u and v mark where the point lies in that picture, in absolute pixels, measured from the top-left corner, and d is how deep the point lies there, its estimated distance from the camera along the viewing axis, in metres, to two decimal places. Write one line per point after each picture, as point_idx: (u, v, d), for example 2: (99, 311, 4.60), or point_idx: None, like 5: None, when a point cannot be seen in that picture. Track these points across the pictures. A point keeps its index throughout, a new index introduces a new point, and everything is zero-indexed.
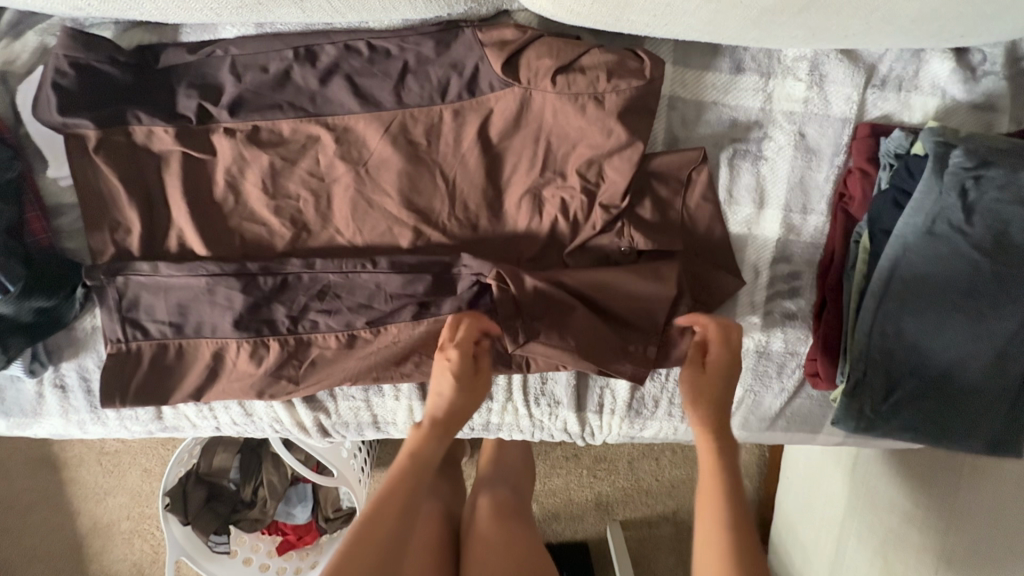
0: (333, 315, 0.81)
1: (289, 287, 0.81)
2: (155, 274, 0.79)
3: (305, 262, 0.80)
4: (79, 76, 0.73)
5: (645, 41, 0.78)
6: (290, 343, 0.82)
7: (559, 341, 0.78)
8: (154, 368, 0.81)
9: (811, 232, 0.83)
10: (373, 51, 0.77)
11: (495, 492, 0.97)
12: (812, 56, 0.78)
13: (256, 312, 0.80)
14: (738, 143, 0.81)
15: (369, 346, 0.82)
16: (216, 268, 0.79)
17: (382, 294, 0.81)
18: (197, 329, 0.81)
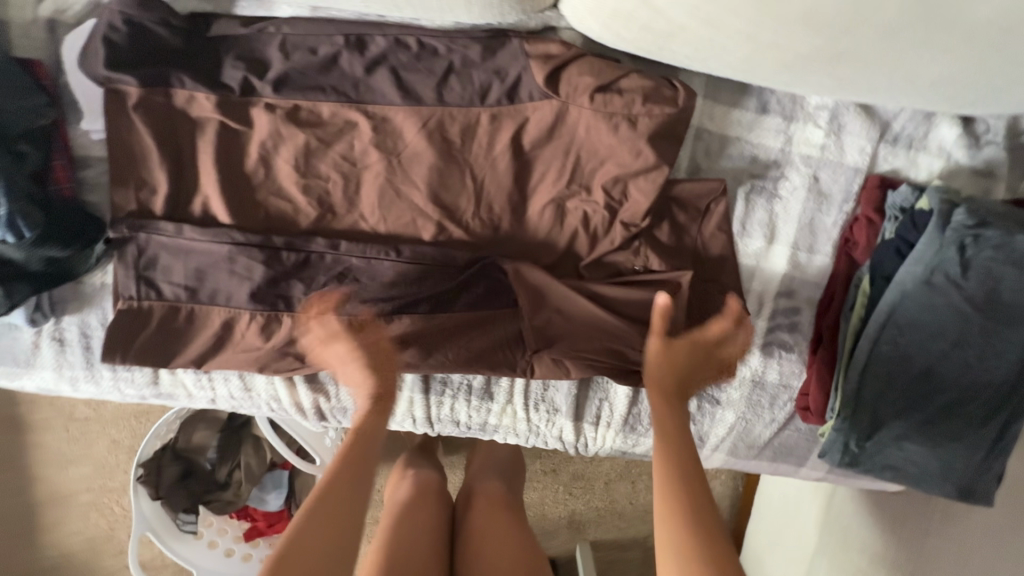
0: (349, 298, 0.83)
1: (310, 265, 0.82)
2: (178, 235, 0.79)
3: (330, 244, 0.82)
4: (131, 34, 0.73)
5: (681, 71, 0.82)
6: (304, 321, 0.82)
7: (574, 349, 0.85)
8: (162, 329, 0.81)
9: (815, 271, 0.88)
10: (422, 48, 0.80)
11: (490, 489, 1.07)
12: (833, 106, 0.82)
13: (274, 286, 0.82)
14: (756, 179, 0.85)
15: (380, 333, 0.83)
16: (242, 238, 0.80)
17: (401, 283, 0.83)
18: (211, 296, 0.81)
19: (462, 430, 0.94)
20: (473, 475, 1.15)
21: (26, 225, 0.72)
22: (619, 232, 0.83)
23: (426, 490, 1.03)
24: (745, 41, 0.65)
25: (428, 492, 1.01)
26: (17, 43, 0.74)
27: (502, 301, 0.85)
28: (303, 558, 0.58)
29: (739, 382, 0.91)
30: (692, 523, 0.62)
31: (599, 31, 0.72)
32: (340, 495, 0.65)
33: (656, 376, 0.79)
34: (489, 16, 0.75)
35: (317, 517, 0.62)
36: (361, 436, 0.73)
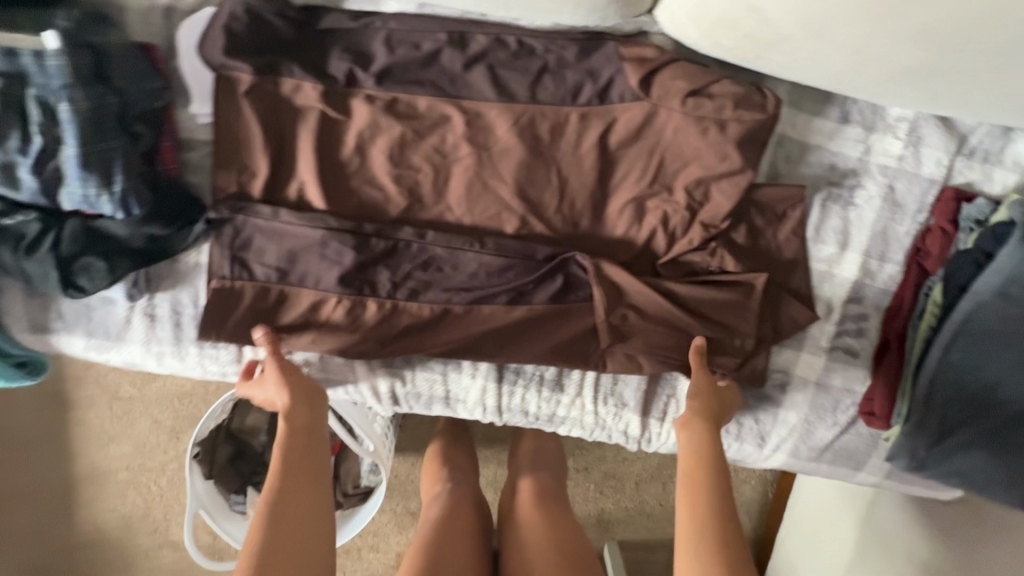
0: (432, 286, 0.85)
1: (396, 252, 0.85)
2: (274, 218, 0.82)
3: (417, 233, 0.84)
4: (249, 23, 0.77)
5: (767, 78, 0.84)
6: (387, 307, 0.84)
7: (648, 346, 0.87)
8: (253, 309, 0.84)
9: (885, 279, 0.90)
10: (519, 47, 0.83)
11: (538, 478, 1.13)
12: (913, 118, 0.84)
13: (361, 271, 0.84)
14: (833, 186, 0.87)
15: (461, 322, 0.86)
16: (334, 223, 0.82)
17: (483, 273, 0.85)
18: (301, 278, 0.83)
19: (529, 420, 0.96)
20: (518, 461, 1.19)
21: (138, 203, 0.75)
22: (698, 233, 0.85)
23: (460, 500, 1.12)
24: (846, 55, 0.67)
25: (459, 505, 1.10)
26: (135, 28, 0.78)
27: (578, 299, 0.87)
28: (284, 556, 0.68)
29: (803, 384, 0.93)
30: (723, 546, 0.71)
31: (697, 36, 0.75)
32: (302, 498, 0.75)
33: (702, 403, 0.84)
34: (591, 19, 0.78)
35: (280, 516, 0.72)
36: (300, 429, 0.81)
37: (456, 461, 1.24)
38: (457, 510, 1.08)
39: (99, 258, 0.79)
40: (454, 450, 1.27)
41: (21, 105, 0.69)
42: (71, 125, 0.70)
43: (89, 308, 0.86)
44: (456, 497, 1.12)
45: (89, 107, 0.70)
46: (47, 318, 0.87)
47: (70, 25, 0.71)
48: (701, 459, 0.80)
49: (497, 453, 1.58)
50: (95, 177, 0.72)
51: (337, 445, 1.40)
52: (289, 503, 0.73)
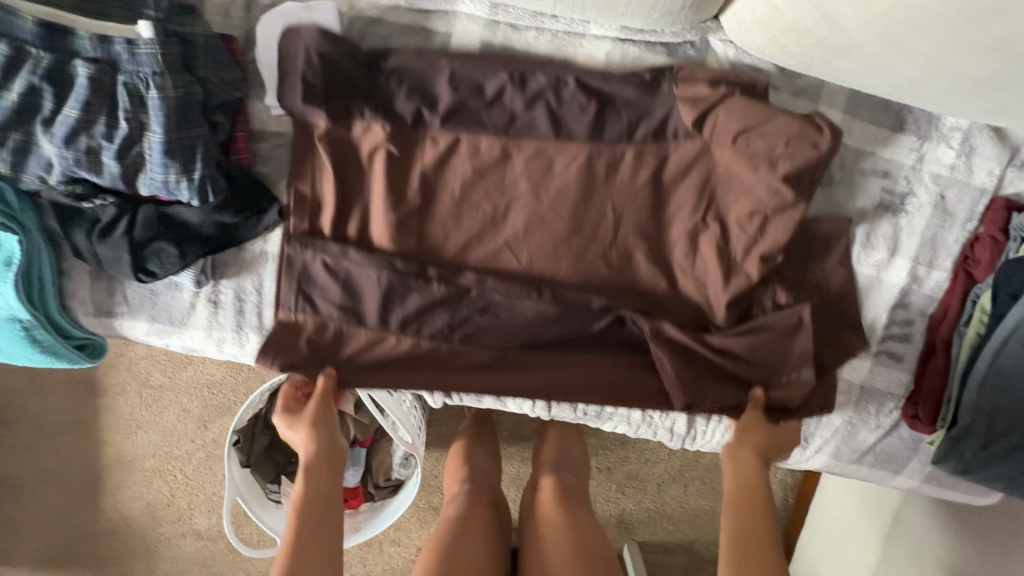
0: (488, 331, 0.88)
1: (456, 297, 0.87)
2: (342, 257, 0.84)
3: (475, 279, 0.86)
4: (329, 20, 0.80)
5: (827, 85, 0.86)
6: (444, 348, 0.87)
7: (699, 396, 0.88)
8: (314, 330, 0.86)
9: (931, 286, 0.92)
10: (587, 47, 0.84)
11: (559, 475, 1.14)
12: (967, 128, 0.86)
13: (421, 314, 0.86)
14: (886, 193, 0.89)
15: (513, 364, 0.89)
16: (399, 266, 0.85)
17: (538, 323, 0.88)
18: (362, 315, 0.86)
19: (577, 415, 0.98)
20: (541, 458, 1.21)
21: (213, 190, 0.77)
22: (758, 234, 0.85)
23: (474, 500, 1.12)
24: (918, 64, 0.69)
25: (476, 506, 1.10)
26: (214, 19, 0.80)
27: (630, 349, 0.90)
28: None
29: (847, 388, 0.95)
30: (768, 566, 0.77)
31: (764, 44, 0.78)
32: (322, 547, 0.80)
33: (755, 437, 0.88)
34: (662, 23, 0.80)
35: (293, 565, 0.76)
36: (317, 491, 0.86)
37: (476, 458, 1.25)
38: (473, 510, 1.09)
39: (170, 244, 0.81)
40: (476, 448, 1.27)
41: (113, 92, 0.72)
42: (158, 112, 0.72)
43: (154, 294, 0.88)
44: (474, 498, 1.13)
45: (177, 94, 0.72)
46: (112, 302, 0.88)
47: (160, 15, 0.73)
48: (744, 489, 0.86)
49: (522, 450, 1.56)
50: (177, 163, 0.74)
51: (368, 439, 1.41)
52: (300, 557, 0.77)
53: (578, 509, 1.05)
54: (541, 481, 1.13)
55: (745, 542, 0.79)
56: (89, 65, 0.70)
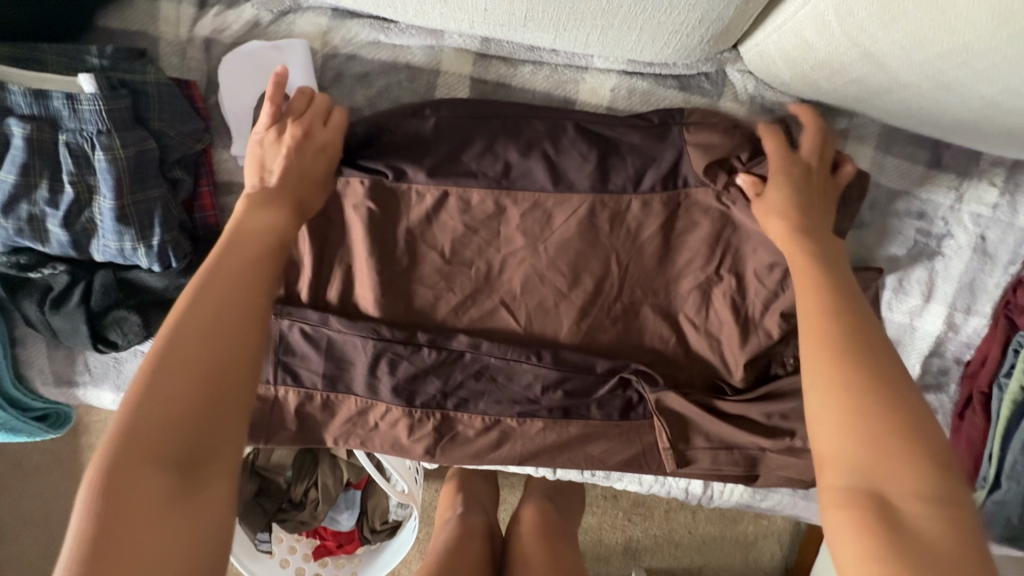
0: (485, 397, 0.82)
1: (448, 363, 0.81)
2: (322, 324, 0.78)
3: (469, 348, 0.80)
4: (301, 62, 0.71)
5: (857, 119, 0.77)
6: (438, 418, 0.82)
7: (711, 465, 0.83)
8: (298, 414, 0.82)
9: (968, 332, 0.84)
10: (590, 83, 0.76)
11: (546, 508, 1.05)
12: (1011, 164, 0.78)
13: (412, 381, 0.81)
14: (922, 235, 0.81)
15: (512, 435, 0.84)
16: (387, 332, 0.79)
17: (538, 388, 0.82)
18: (349, 385, 0.81)
19: (584, 475, 0.90)
20: (531, 490, 1.14)
21: (176, 255, 0.69)
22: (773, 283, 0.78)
23: (469, 528, 0.99)
24: (972, 106, 0.61)
25: (472, 534, 0.97)
26: (170, 60, 0.71)
27: (635, 418, 0.84)
28: (156, 433, 0.47)
29: None
30: (868, 430, 0.48)
31: (791, 77, 0.70)
32: (246, 312, 0.54)
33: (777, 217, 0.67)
34: (675, 57, 0.71)
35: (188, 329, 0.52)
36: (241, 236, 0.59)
37: (472, 486, 1.14)
38: (468, 538, 0.95)
39: (132, 312, 0.73)
40: (472, 476, 1.17)
41: (55, 152, 0.63)
42: (107, 175, 0.63)
43: (119, 362, 0.80)
44: (467, 527, 0.99)
45: (130, 154, 0.64)
46: (73, 371, 0.80)
47: (104, 62, 0.65)
48: (886, 429, 0.48)
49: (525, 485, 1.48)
50: (132, 230, 0.66)
51: (362, 480, 1.34)
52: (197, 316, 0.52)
53: (563, 545, 0.95)
54: (523, 514, 1.04)
55: (854, 417, 0.49)
56: (26, 124, 0.62)
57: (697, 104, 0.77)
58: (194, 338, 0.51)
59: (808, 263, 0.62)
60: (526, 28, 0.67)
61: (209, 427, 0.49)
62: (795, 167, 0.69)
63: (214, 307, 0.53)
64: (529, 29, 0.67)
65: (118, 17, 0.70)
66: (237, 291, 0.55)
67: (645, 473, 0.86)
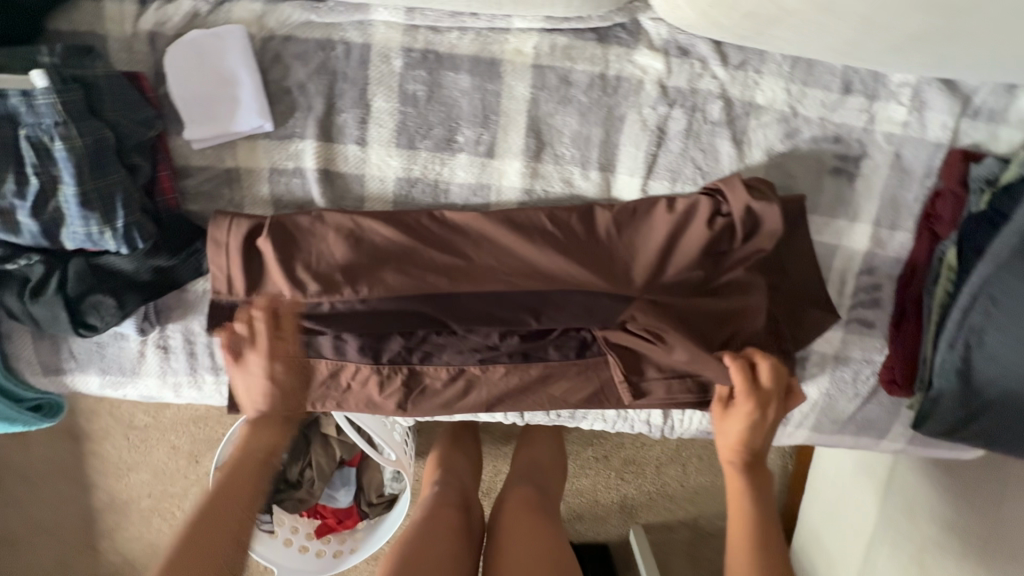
0: (447, 348, 0.88)
1: (408, 320, 0.87)
2: (285, 296, 0.83)
3: (418, 315, 0.87)
4: (239, 46, 0.75)
5: (768, 53, 0.83)
6: (406, 372, 0.88)
7: (665, 393, 0.88)
8: (273, 380, 0.87)
9: (896, 247, 0.89)
10: (513, 43, 0.80)
11: (525, 489, 1.14)
12: (915, 83, 0.83)
13: (378, 338, 0.87)
14: (840, 159, 0.86)
15: (478, 383, 0.90)
16: (349, 295, 0.84)
17: (495, 334, 0.88)
18: (319, 349, 0.86)
19: (550, 418, 0.96)
20: (514, 474, 1.22)
21: (141, 236, 0.74)
22: (689, 229, 0.83)
23: (444, 502, 1.06)
24: (853, 24, 0.67)
25: (447, 507, 1.04)
26: (119, 55, 0.76)
27: (590, 355, 0.90)
28: None
29: (821, 359, 0.93)
30: None
31: (695, 19, 0.74)
32: (223, 534, 0.69)
33: (744, 410, 0.85)
34: (586, 9, 0.76)
35: (194, 531, 0.69)
36: (242, 461, 0.78)
37: (453, 461, 1.22)
38: (443, 510, 1.03)
39: (107, 295, 0.78)
40: (454, 454, 1.24)
41: (18, 148, 0.69)
42: (68, 163, 0.69)
43: (101, 346, 0.85)
44: (444, 500, 1.07)
45: (87, 142, 0.69)
46: (59, 359, 0.86)
47: (55, 61, 0.69)
48: None
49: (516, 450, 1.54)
50: (97, 215, 0.71)
51: (356, 458, 1.39)
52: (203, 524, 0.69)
53: (541, 521, 1.05)
54: (509, 496, 1.12)
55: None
56: None
57: (616, 53, 0.82)
58: (187, 548, 0.67)
59: (742, 473, 0.85)
60: None
61: None
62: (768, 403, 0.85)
63: (206, 525, 0.69)
64: None
65: (67, 20, 0.75)
66: (226, 500, 0.73)
67: (605, 407, 0.92)
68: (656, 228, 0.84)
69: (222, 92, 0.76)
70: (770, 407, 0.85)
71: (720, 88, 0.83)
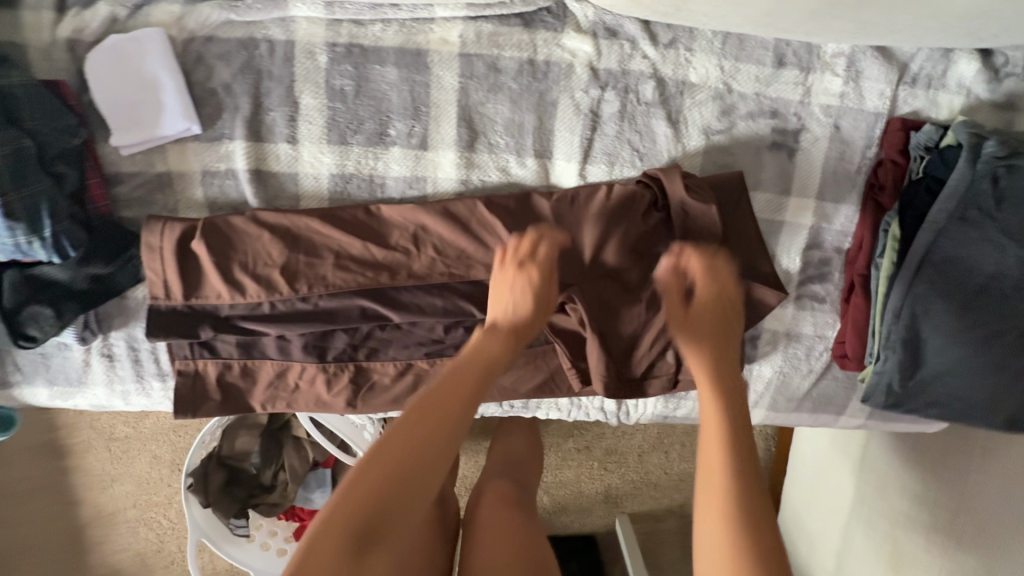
0: (393, 344, 0.88)
1: (350, 319, 0.86)
2: (221, 300, 0.82)
3: (359, 311, 0.86)
4: (159, 50, 0.75)
5: (697, 31, 0.82)
6: (351, 369, 0.88)
7: (612, 380, 0.86)
8: (219, 384, 0.87)
9: (842, 220, 0.89)
10: (438, 32, 0.80)
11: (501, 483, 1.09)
12: (850, 53, 0.82)
13: (322, 337, 0.87)
14: (778, 134, 0.85)
15: (427, 377, 0.89)
16: (288, 294, 0.83)
17: (439, 327, 0.88)
18: (263, 350, 0.86)
19: (504, 409, 0.97)
20: (490, 466, 1.18)
21: (72, 244, 0.74)
22: (626, 213, 0.83)
23: None
24: None
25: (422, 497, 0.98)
26: (40, 65, 0.76)
27: (538, 344, 0.89)
28: (345, 515, 0.58)
29: (772, 338, 0.92)
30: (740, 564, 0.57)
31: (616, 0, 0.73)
32: (433, 439, 0.63)
33: (684, 322, 0.75)
34: None
35: (406, 431, 0.63)
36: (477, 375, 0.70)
37: None
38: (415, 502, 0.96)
39: (45, 305, 0.77)
40: None
41: None
42: None
43: (46, 357, 0.85)
44: None
45: (6, 152, 0.69)
46: (5, 372, 0.86)
47: None
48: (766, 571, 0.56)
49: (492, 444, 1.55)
50: (22, 224, 0.71)
51: (330, 459, 1.39)
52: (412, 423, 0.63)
53: (520, 513, 1.00)
54: (489, 490, 1.06)
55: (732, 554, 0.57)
56: None
57: (543, 38, 0.81)
58: (392, 452, 0.61)
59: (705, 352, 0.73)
60: None
61: (377, 531, 0.58)
62: (704, 296, 0.76)
63: (417, 429, 0.63)
64: None
65: None
66: (446, 407, 0.65)
67: (558, 396, 0.92)
68: (594, 213, 0.83)
69: (146, 96, 0.76)
70: (710, 286, 0.76)
71: (651, 68, 0.82)
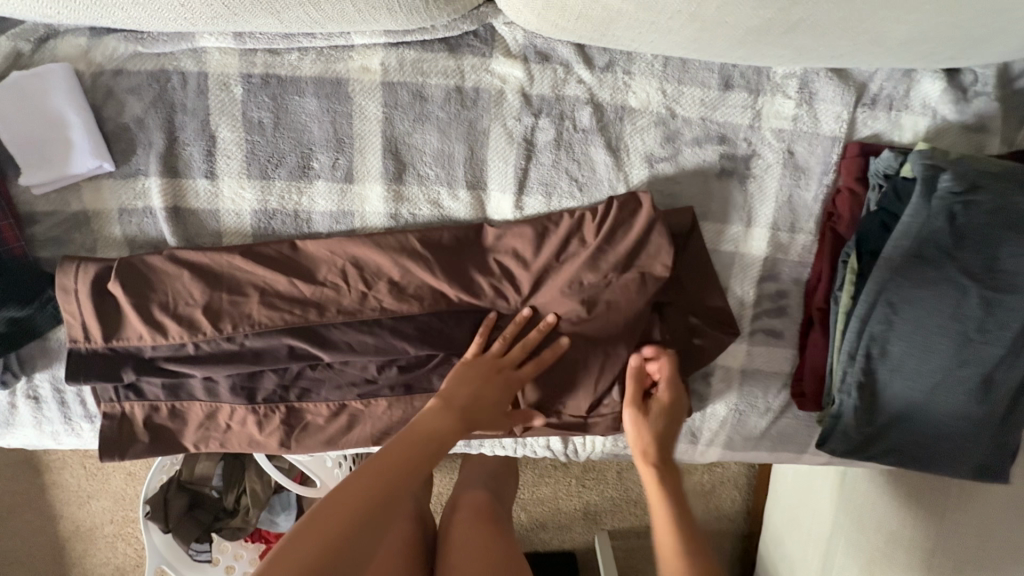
0: (325, 385, 0.84)
1: (278, 363, 0.81)
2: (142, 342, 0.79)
3: (286, 350, 0.81)
4: (66, 86, 0.73)
5: (636, 53, 0.77)
6: (283, 410, 0.85)
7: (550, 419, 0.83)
8: (147, 426, 0.84)
9: (799, 250, 0.82)
10: (360, 59, 0.76)
11: (475, 495, 0.94)
12: (801, 73, 0.77)
13: (249, 378, 0.83)
14: (727, 160, 0.79)
15: (361, 417, 0.85)
16: (211, 334, 0.79)
17: (371, 367, 0.82)
18: (190, 392, 0.83)
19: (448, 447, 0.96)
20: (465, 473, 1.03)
21: None
22: (566, 254, 0.78)
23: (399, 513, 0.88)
24: (688, 20, 0.62)
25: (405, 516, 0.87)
26: None
27: None
28: (308, 543, 0.55)
29: (728, 375, 0.87)
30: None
31: (539, 24, 0.69)
32: (392, 483, 0.62)
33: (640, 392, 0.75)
34: (417, 21, 0.72)
35: (376, 475, 0.62)
36: (432, 433, 0.69)
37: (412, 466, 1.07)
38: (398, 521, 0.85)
39: None
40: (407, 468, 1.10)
41: None
42: None
43: None
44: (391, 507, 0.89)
45: None
46: None
47: None
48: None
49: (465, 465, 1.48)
50: None
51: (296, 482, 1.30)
52: (377, 464, 0.63)
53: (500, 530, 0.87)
54: (462, 501, 0.93)
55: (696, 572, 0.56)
56: None
57: (471, 63, 0.77)
58: (360, 489, 0.60)
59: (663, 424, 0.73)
60: (252, 14, 0.68)
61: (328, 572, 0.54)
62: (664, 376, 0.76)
63: (381, 478, 0.62)
64: (253, 13, 0.67)
65: None
66: (411, 458, 0.65)
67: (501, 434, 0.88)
68: (526, 255, 0.79)
69: (53, 134, 0.73)
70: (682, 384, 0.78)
71: (588, 93, 0.77)
